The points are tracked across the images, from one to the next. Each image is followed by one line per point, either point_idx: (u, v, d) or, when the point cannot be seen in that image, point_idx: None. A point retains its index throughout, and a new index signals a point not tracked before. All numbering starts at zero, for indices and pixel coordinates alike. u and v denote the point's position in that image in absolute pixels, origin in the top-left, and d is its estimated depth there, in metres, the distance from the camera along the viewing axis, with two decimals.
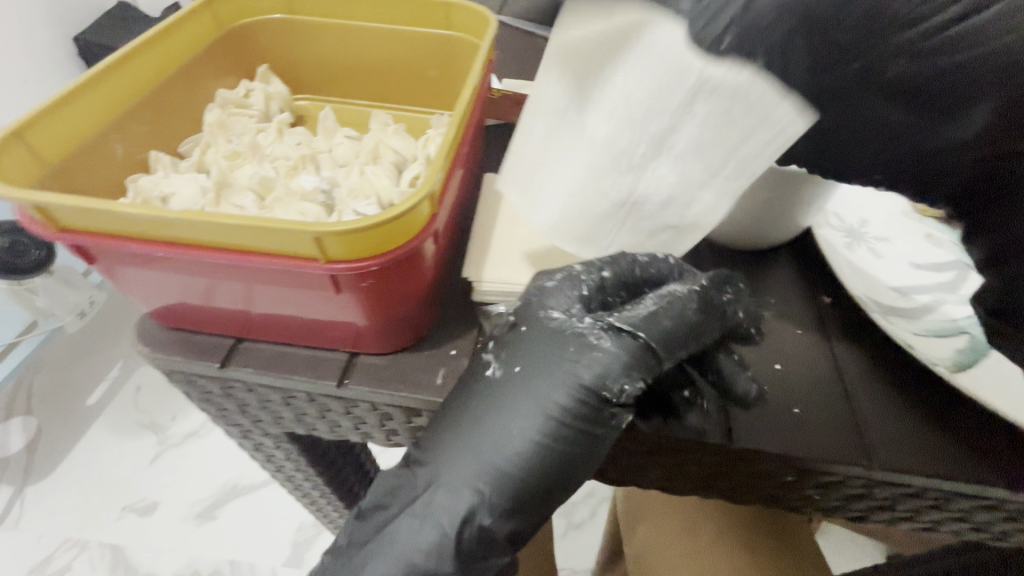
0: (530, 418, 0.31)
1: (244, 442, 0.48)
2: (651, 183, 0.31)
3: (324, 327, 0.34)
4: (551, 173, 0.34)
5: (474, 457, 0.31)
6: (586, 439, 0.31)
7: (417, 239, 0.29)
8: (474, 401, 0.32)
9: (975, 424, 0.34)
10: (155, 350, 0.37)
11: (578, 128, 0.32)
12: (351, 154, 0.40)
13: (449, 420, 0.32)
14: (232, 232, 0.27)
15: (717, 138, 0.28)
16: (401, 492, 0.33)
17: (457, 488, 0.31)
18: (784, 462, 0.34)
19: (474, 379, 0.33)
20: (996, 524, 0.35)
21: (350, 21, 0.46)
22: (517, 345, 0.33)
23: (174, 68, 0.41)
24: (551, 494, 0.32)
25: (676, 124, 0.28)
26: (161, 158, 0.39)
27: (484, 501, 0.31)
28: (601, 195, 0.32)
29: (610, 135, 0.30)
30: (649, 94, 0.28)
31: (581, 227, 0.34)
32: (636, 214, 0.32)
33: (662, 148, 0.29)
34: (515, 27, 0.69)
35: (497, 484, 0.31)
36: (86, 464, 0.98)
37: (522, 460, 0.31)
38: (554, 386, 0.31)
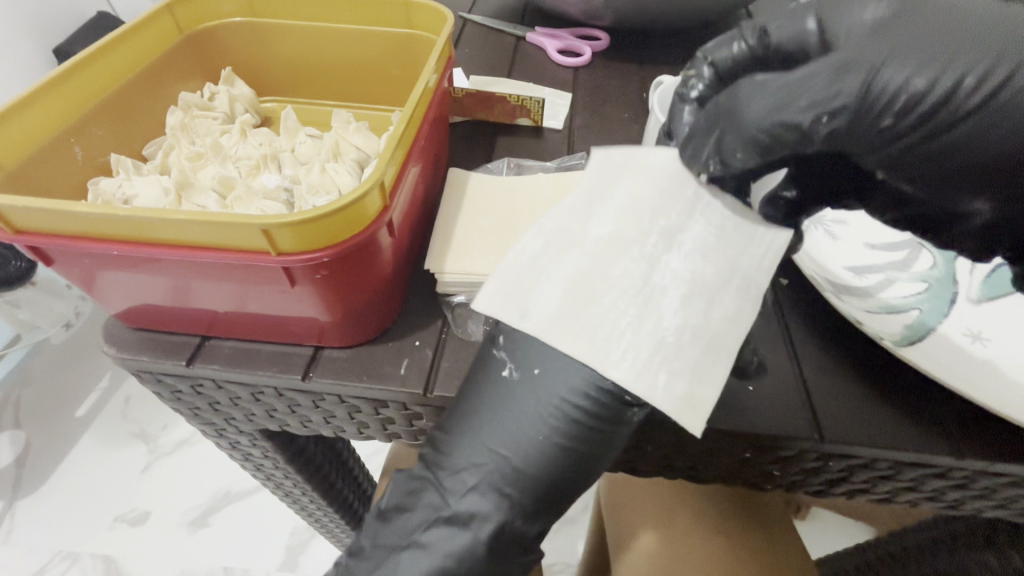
0: (550, 418, 0.32)
1: (221, 441, 0.48)
2: (667, 278, 0.31)
3: (285, 322, 0.35)
4: (544, 274, 0.33)
5: (501, 459, 0.33)
6: (604, 436, 0.33)
7: (369, 229, 0.30)
8: (493, 402, 0.33)
9: (946, 395, 0.35)
10: (121, 352, 0.37)
11: (582, 232, 0.34)
12: (311, 152, 0.41)
13: (468, 421, 0.34)
14: (185, 228, 0.28)
15: (721, 247, 0.31)
16: (426, 497, 0.35)
17: (484, 491, 0.33)
18: (737, 439, 0.35)
19: (489, 378, 0.34)
20: (948, 492, 0.37)
21: (312, 24, 0.46)
22: (529, 345, 0.33)
23: (134, 73, 0.42)
24: (568, 486, 0.34)
25: (681, 224, 0.31)
26: (121, 161, 0.39)
27: (512, 501, 0.33)
28: (610, 290, 0.32)
29: (619, 230, 0.33)
30: (657, 198, 0.32)
31: (582, 332, 0.32)
32: (655, 319, 0.31)
33: (673, 243, 0.32)
34: (484, 26, 0.70)
35: (523, 484, 0.33)
36: (77, 476, 0.98)
37: (543, 460, 0.33)
38: (572, 385, 0.32)
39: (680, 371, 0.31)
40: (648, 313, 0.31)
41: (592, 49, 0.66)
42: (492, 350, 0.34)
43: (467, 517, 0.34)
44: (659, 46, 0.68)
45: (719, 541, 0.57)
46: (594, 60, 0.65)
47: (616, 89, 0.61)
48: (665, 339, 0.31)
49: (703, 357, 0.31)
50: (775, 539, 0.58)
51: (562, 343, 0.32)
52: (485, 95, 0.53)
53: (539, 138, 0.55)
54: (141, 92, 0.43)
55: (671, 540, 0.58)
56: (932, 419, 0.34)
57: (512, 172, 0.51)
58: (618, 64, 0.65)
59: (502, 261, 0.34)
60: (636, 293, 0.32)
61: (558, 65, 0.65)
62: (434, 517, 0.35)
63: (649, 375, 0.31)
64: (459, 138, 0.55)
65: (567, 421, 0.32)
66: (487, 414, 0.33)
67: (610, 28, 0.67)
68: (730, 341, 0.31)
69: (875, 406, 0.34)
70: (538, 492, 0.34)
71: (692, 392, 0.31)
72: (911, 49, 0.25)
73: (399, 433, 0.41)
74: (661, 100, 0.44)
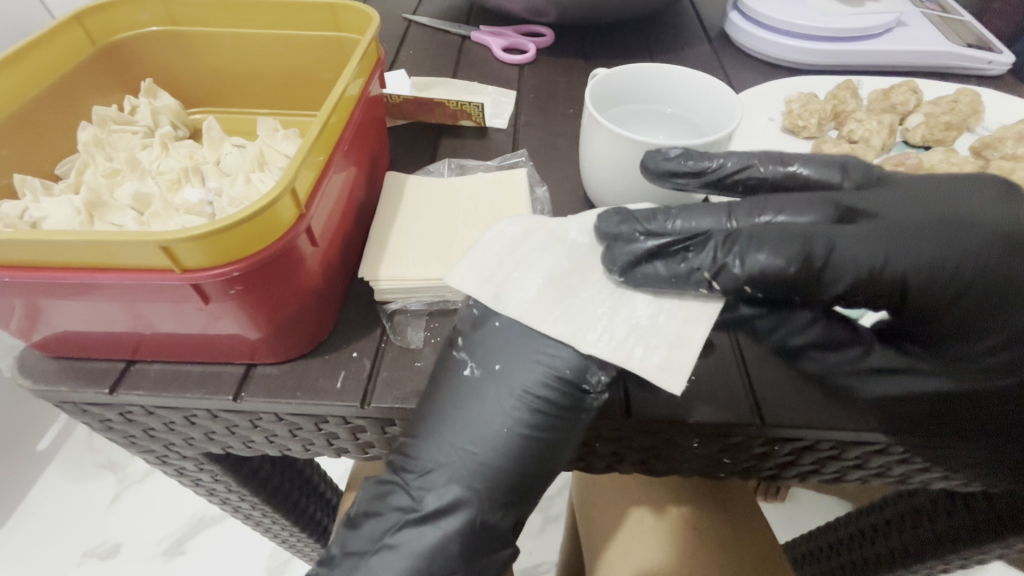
0: (514, 409, 0.33)
1: (165, 468, 0.46)
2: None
3: (211, 342, 0.34)
4: (527, 260, 0.35)
5: (469, 456, 0.33)
6: (564, 425, 0.33)
7: (283, 240, 0.29)
8: (454, 404, 0.33)
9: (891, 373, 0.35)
10: (37, 383, 0.35)
11: (560, 234, 0.36)
12: (236, 162, 0.40)
13: (427, 422, 0.33)
14: (75, 248, 0.27)
15: None
16: (393, 499, 0.35)
17: (445, 491, 0.34)
18: (687, 429, 0.34)
19: (452, 378, 0.34)
20: (894, 468, 0.37)
21: (237, 31, 0.45)
22: (488, 343, 0.34)
23: (39, 89, 0.40)
24: (521, 488, 0.34)
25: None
26: (27, 182, 0.36)
27: (480, 498, 0.34)
28: (587, 286, 0.34)
29: (592, 243, 0.36)
30: None
31: (559, 316, 0.33)
32: (629, 309, 0.33)
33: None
34: (428, 27, 0.69)
35: (490, 481, 0.33)
36: (43, 511, 0.94)
37: (505, 455, 0.33)
38: (532, 377, 0.33)
39: (656, 343, 0.32)
40: (622, 303, 0.34)
41: (538, 46, 0.66)
42: (452, 350, 0.34)
43: (432, 513, 0.34)
44: (605, 41, 0.68)
45: (685, 536, 0.56)
46: (540, 57, 0.65)
47: (562, 85, 0.61)
48: (639, 323, 0.33)
49: (684, 329, 0.32)
50: (740, 529, 0.58)
51: (540, 324, 0.33)
52: (421, 97, 0.52)
53: (484, 137, 0.55)
54: (49, 109, 0.40)
55: (641, 536, 0.58)
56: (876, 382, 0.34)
57: (454, 173, 0.50)
58: (565, 59, 0.65)
59: (480, 241, 0.36)
60: (611, 290, 0.34)
61: (503, 64, 0.64)
62: (404, 517, 0.35)
63: (625, 350, 0.32)
64: (403, 140, 0.54)
65: (530, 412, 0.33)
66: (445, 416, 0.33)
67: (556, 24, 0.67)
68: (708, 314, 0.33)
69: (813, 385, 0.35)
70: (504, 491, 0.34)
71: (670, 359, 0.31)
72: (897, 238, 0.32)
73: (345, 449, 0.40)
74: (597, 90, 0.42)
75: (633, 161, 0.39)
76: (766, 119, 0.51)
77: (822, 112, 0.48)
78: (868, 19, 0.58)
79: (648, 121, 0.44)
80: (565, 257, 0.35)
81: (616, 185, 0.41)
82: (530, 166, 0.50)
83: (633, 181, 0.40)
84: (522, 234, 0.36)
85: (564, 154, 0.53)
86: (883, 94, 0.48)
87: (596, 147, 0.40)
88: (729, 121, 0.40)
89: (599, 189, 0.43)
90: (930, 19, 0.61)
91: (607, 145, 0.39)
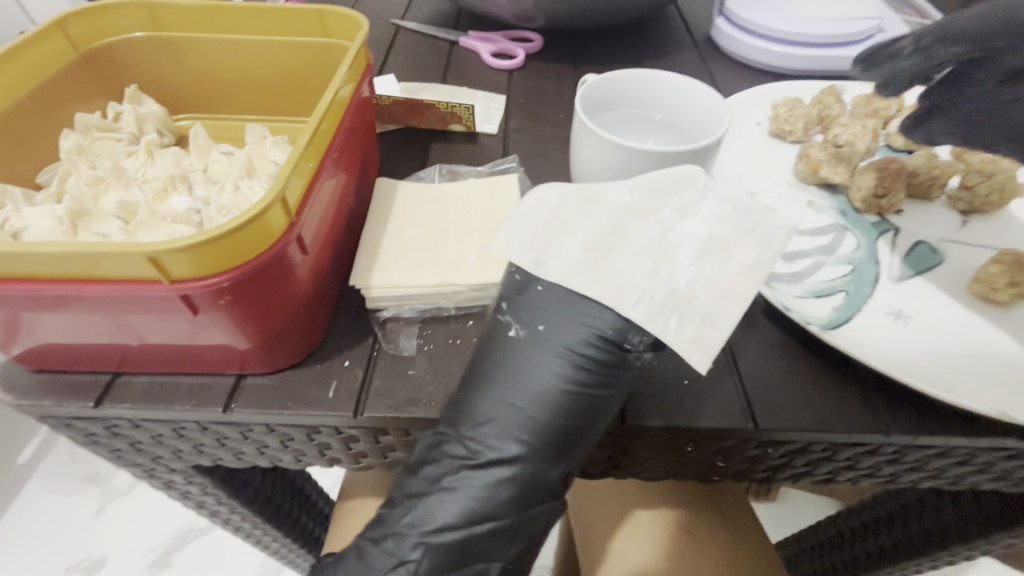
0: (558, 368, 0.32)
1: (153, 481, 0.45)
2: (683, 238, 0.33)
3: (199, 353, 0.33)
4: (568, 226, 0.34)
5: (518, 411, 0.32)
6: (607, 387, 0.32)
7: (274, 247, 0.29)
8: (503, 364, 0.33)
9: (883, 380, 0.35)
10: (20, 397, 0.34)
11: (599, 196, 0.35)
12: (225, 170, 0.39)
13: (480, 377, 0.33)
14: (57, 260, 0.26)
15: (733, 214, 0.33)
16: (446, 448, 0.33)
17: (502, 446, 0.32)
18: (675, 434, 0.34)
19: (499, 339, 0.33)
20: (884, 468, 0.38)
21: (224, 37, 0.44)
22: (533, 305, 0.33)
23: (21, 96, 0.39)
24: (573, 449, 0.33)
25: (694, 201, 0.34)
26: (7, 191, 0.36)
27: (533, 451, 0.32)
28: (627, 247, 0.33)
29: (634, 202, 0.34)
30: (671, 181, 0.34)
31: (601, 276, 0.32)
32: (669, 270, 0.32)
33: (689, 211, 0.33)
34: (416, 32, 0.69)
35: (542, 434, 0.32)
36: (24, 526, 0.92)
37: (556, 411, 0.32)
38: (575, 335, 0.32)
39: (690, 315, 0.31)
40: (663, 264, 0.32)
41: (526, 52, 0.66)
42: (497, 315, 0.34)
43: (491, 457, 0.32)
44: (593, 46, 0.68)
45: (680, 540, 0.57)
46: (529, 62, 0.65)
47: (551, 90, 0.61)
48: (678, 289, 0.31)
49: (717, 302, 0.31)
50: (733, 533, 0.58)
51: (583, 286, 0.32)
52: (414, 101, 0.52)
53: (474, 141, 0.55)
54: (29, 115, 0.40)
55: (635, 540, 0.57)
56: (868, 385, 0.35)
57: (445, 178, 0.50)
58: (553, 65, 0.65)
59: (521, 207, 0.35)
60: (651, 249, 0.33)
61: (491, 69, 0.64)
62: (459, 463, 0.33)
63: (662, 318, 0.31)
64: (392, 145, 0.54)
65: (575, 370, 0.32)
66: (496, 371, 0.33)
67: (544, 30, 0.67)
68: (746, 291, 0.31)
69: (805, 388, 0.35)
70: (556, 445, 0.32)
71: (701, 335, 0.30)
72: None
73: (338, 458, 0.39)
74: (586, 96, 0.42)
75: (625, 166, 0.39)
76: (753, 123, 0.52)
77: (808, 116, 0.50)
78: (849, 25, 0.59)
79: (638, 127, 0.45)
80: (605, 220, 0.34)
81: None
82: (520, 171, 0.50)
83: None
84: (560, 198, 0.35)
85: (555, 159, 0.53)
86: (866, 98, 0.49)
87: (587, 152, 0.40)
88: (718, 125, 0.41)
89: None
90: (909, 25, 0.63)
91: (598, 151, 0.39)
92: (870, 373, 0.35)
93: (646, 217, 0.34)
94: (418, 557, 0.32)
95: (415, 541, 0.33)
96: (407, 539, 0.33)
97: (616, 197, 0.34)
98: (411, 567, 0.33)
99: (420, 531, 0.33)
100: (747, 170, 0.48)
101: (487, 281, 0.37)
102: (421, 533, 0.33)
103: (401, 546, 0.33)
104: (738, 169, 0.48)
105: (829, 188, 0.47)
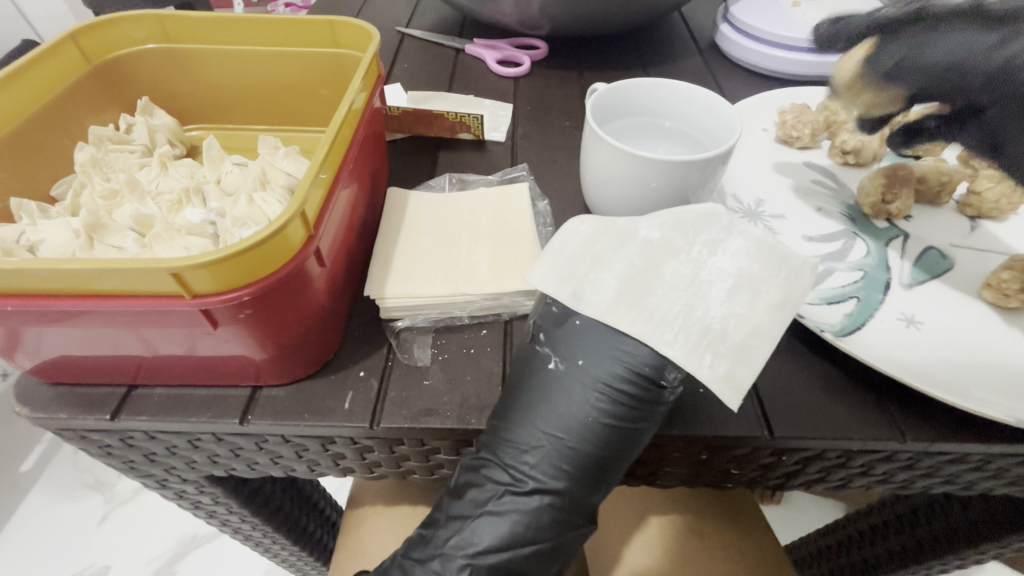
0: (597, 402, 0.32)
1: (165, 491, 0.45)
2: (715, 275, 0.33)
3: (215, 365, 0.33)
4: (602, 261, 0.34)
5: (557, 441, 0.32)
6: (643, 421, 0.32)
7: (294, 261, 0.29)
8: (541, 396, 0.33)
9: (899, 389, 0.35)
10: (36, 411, 0.34)
11: (630, 231, 0.35)
12: (238, 182, 0.39)
13: (516, 406, 0.33)
14: (82, 276, 0.26)
15: (761, 252, 0.34)
16: (489, 472, 0.33)
17: (545, 478, 0.32)
18: (691, 443, 0.34)
19: (536, 372, 0.33)
20: (899, 474, 0.38)
21: (234, 48, 0.45)
22: (572, 339, 0.33)
23: (34, 109, 0.39)
24: (606, 476, 0.33)
25: (722, 238, 0.34)
26: (24, 205, 0.36)
27: (572, 480, 0.33)
28: (662, 285, 0.33)
29: (665, 238, 0.34)
30: (696, 220, 0.35)
31: (639, 311, 0.32)
32: (702, 307, 0.32)
33: (717, 248, 0.34)
34: (421, 40, 0.69)
35: (581, 463, 0.32)
36: (26, 534, 0.92)
37: (592, 443, 0.32)
38: (611, 371, 0.32)
39: (723, 353, 0.31)
40: (697, 301, 0.32)
41: (531, 59, 0.66)
42: (534, 346, 0.34)
43: (534, 485, 0.32)
44: (597, 53, 0.68)
45: (691, 546, 0.57)
46: (534, 69, 0.66)
47: (557, 97, 0.61)
48: (712, 326, 0.31)
49: (747, 340, 0.31)
50: (744, 537, 0.58)
51: (619, 322, 0.32)
52: (421, 108, 0.53)
53: (482, 150, 0.55)
54: (43, 129, 0.40)
55: (646, 546, 0.57)
56: (885, 395, 0.35)
57: (454, 187, 0.50)
58: (559, 72, 0.65)
59: (555, 239, 0.35)
60: (685, 286, 0.33)
61: (497, 76, 0.64)
62: (503, 489, 0.33)
63: (696, 356, 0.31)
64: (399, 154, 0.54)
65: (613, 404, 0.32)
66: (535, 404, 0.33)
67: (548, 37, 0.68)
68: (774, 330, 0.32)
69: (821, 397, 0.35)
70: (594, 473, 0.33)
71: (733, 372, 0.30)
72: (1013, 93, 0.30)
73: (352, 468, 0.39)
74: (596, 105, 0.42)
75: (637, 174, 0.39)
76: (760, 130, 0.52)
77: (815, 122, 0.50)
78: None
79: (647, 135, 0.45)
80: (638, 255, 0.34)
81: (620, 198, 0.41)
82: (530, 179, 0.51)
83: (635, 194, 0.40)
84: (592, 235, 0.35)
85: (563, 166, 0.53)
86: None
87: (599, 162, 0.41)
88: (728, 133, 0.41)
89: (601, 203, 0.43)
90: None
91: (609, 159, 0.39)
92: (885, 380, 0.36)
93: (675, 253, 0.34)
94: None
95: (461, 563, 0.32)
96: (452, 560, 0.33)
97: (647, 233, 0.35)
98: None
99: (465, 553, 0.33)
100: (754, 176, 0.48)
101: (501, 290, 0.37)
102: (466, 556, 0.32)
103: (448, 567, 0.33)
104: (746, 175, 0.48)
105: (837, 195, 0.47)
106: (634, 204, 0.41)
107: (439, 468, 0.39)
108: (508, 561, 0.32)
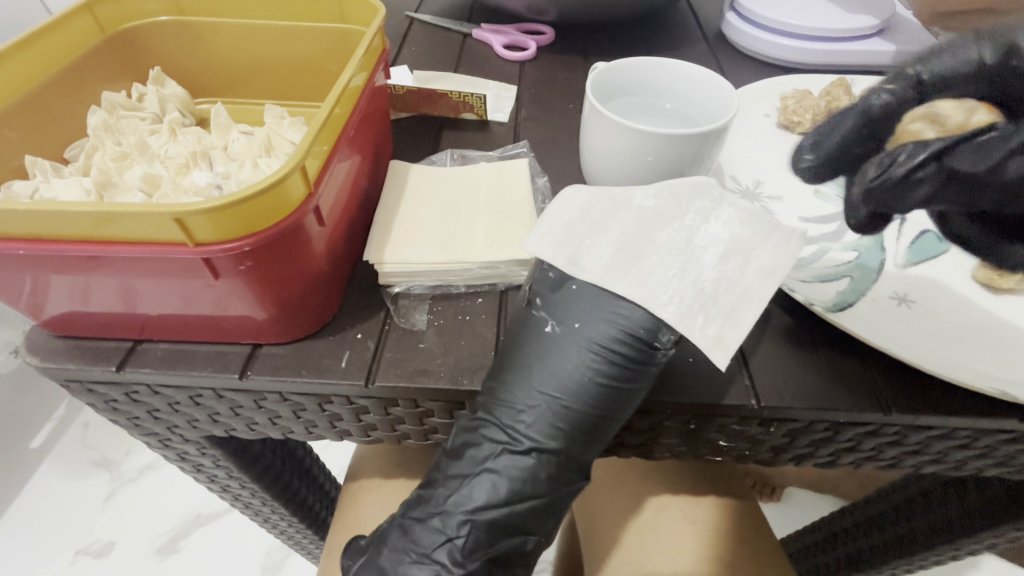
0: (591, 363, 0.32)
1: (167, 452, 0.46)
2: (707, 241, 0.34)
3: (217, 321, 0.34)
4: (599, 228, 0.35)
5: (553, 400, 0.33)
6: (637, 383, 0.33)
7: (294, 215, 0.30)
8: (536, 358, 0.33)
9: (888, 362, 0.35)
10: (44, 361, 0.35)
11: (625, 198, 0.36)
12: (243, 148, 0.41)
13: (512, 367, 0.33)
14: (90, 221, 0.28)
15: (752, 221, 0.34)
16: (486, 432, 0.33)
17: (541, 437, 0.33)
18: (681, 409, 0.35)
19: (532, 335, 0.34)
20: (886, 451, 0.38)
21: (243, 20, 0.46)
22: (569, 303, 0.33)
23: (50, 72, 0.40)
24: (598, 437, 0.34)
25: (715, 207, 0.35)
26: (39, 163, 0.37)
27: (566, 439, 0.33)
28: (657, 251, 0.33)
29: (660, 206, 0.35)
30: (691, 190, 0.36)
31: (635, 277, 0.33)
32: (696, 271, 0.33)
33: (710, 216, 0.34)
34: (429, 24, 0.70)
35: (575, 422, 0.33)
36: (34, 509, 0.94)
37: (586, 405, 0.33)
38: (606, 334, 0.32)
39: (714, 315, 0.32)
40: (691, 266, 0.33)
41: (538, 43, 0.67)
42: (531, 311, 0.34)
43: (531, 443, 0.33)
44: (604, 39, 0.69)
45: (684, 530, 0.57)
46: (540, 53, 0.66)
47: (562, 81, 0.62)
48: (705, 289, 0.32)
49: (738, 304, 0.32)
50: (738, 520, 0.58)
51: (613, 286, 0.33)
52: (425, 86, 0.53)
53: (485, 129, 0.55)
54: (57, 93, 0.41)
55: (637, 529, 0.58)
56: (875, 367, 0.35)
57: (456, 162, 0.51)
58: (564, 56, 0.66)
59: (552, 207, 0.36)
60: (680, 253, 0.33)
61: (503, 60, 0.65)
62: (501, 447, 0.33)
63: (688, 319, 0.31)
64: (404, 131, 0.55)
65: (607, 365, 0.32)
66: (530, 365, 0.33)
67: (554, 23, 0.68)
68: (764, 294, 0.32)
69: (811, 371, 0.35)
70: (588, 432, 0.33)
71: (723, 334, 0.31)
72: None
73: (348, 431, 0.40)
74: (596, 82, 0.43)
75: (634, 148, 0.39)
76: (762, 116, 0.52)
77: (816, 108, 0.50)
78: (860, 20, 0.60)
79: (646, 112, 0.45)
80: (634, 223, 0.35)
81: (616, 174, 0.42)
82: (530, 156, 0.51)
83: (631, 169, 0.41)
84: (588, 206, 0.36)
85: (565, 146, 0.54)
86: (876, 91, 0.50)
87: (597, 136, 0.41)
88: (726, 112, 0.42)
89: (599, 178, 0.44)
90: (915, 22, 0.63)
91: (608, 133, 0.40)
92: (877, 355, 0.36)
93: (671, 224, 0.34)
94: (465, 534, 0.33)
95: (461, 519, 0.33)
96: (452, 517, 0.34)
97: (643, 203, 0.35)
98: (458, 542, 0.33)
99: (464, 510, 0.33)
100: (750, 158, 0.49)
101: (497, 258, 0.38)
102: (466, 512, 0.33)
103: (448, 524, 0.34)
104: (743, 157, 0.48)
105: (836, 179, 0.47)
106: (630, 179, 0.42)
107: (433, 433, 0.40)
108: (506, 517, 0.33)
